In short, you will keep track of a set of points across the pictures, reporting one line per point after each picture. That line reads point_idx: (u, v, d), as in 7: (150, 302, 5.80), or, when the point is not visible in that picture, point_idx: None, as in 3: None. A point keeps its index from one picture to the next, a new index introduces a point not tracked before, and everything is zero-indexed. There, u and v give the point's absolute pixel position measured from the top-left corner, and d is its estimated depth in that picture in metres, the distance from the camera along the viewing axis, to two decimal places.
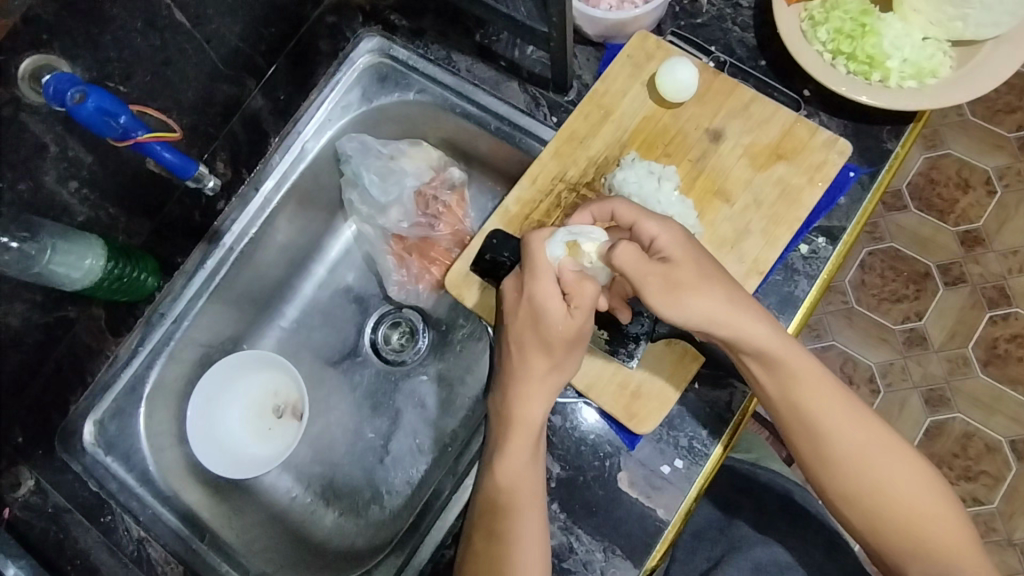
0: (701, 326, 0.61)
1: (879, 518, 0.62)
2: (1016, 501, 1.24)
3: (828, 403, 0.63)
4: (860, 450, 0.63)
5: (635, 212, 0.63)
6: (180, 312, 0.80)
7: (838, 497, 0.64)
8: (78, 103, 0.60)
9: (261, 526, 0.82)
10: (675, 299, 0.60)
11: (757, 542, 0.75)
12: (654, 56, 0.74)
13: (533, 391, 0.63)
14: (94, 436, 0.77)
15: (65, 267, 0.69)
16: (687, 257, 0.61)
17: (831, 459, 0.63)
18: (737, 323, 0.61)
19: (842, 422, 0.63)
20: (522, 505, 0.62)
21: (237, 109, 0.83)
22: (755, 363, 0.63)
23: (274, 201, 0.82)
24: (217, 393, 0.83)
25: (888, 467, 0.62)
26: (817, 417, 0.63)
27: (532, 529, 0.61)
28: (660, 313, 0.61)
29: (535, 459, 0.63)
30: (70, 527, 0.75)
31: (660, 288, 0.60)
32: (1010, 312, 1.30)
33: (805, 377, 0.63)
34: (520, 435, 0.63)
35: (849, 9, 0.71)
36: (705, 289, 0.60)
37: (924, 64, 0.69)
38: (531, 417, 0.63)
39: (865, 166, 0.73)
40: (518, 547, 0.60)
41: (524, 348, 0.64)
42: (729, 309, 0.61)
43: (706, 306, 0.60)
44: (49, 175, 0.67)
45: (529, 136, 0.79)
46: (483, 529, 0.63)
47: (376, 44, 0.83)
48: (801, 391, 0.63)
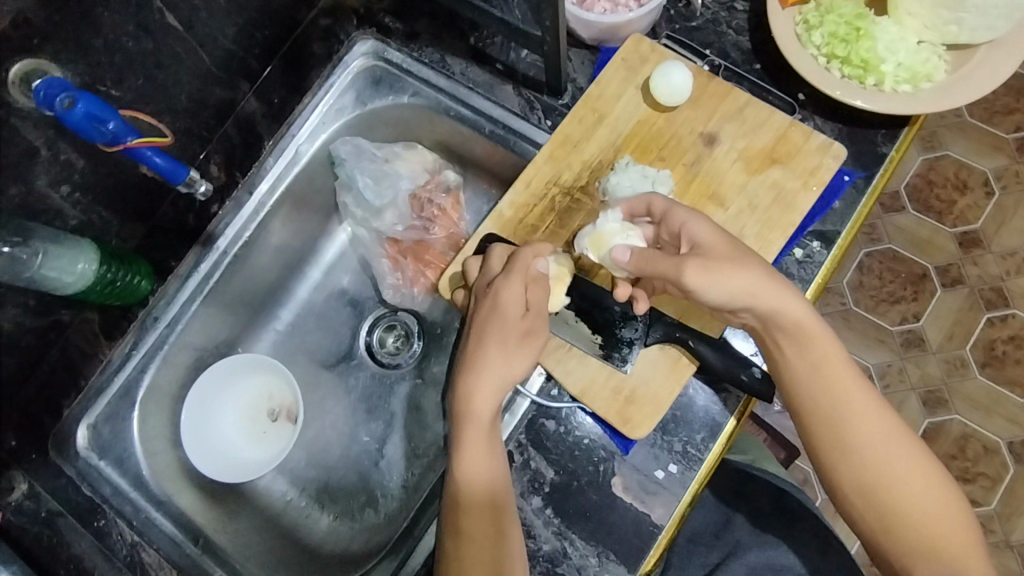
0: (736, 303, 0.61)
1: (894, 512, 0.62)
2: (1014, 503, 1.24)
3: (854, 391, 0.63)
4: (880, 442, 0.62)
5: (670, 203, 0.65)
6: (174, 315, 0.80)
7: (854, 488, 0.63)
8: (68, 109, 0.59)
9: (254, 530, 0.82)
10: (715, 275, 0.60)
11: (753, 545, 0.77)
12: (648, 60, 0.74)
13: (483, 385, 0.63)
14: (87, 440, 0.77)
15: (58, 271, 0.68)
16: (720, 239, 0.62)
17: (853, 448, 0.62)
18: (775, 298, 0.60)
19: (865, 412, 0.63)
20: (486, 503, 0.62)
21: (232, 112, 0.83)
22: (788, 344, 0.63)
23: (268, 204, 0.82)
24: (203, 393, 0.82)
25: (905, 462, 0.62)
26: (842, 404, 0.63)
27: (496, 526, 0.61)
28: (698, 293, 0.61)
29: (493, 453, 0.63)
30: (64, 532, 0.75)
31: (698, 267, 0.60)
32: (1008, 313, 1.29)
33: (833, 362, 0.63)
34: (475, 431, 0.63)
35: (843, 13, 0.70)
36: (744, 264, 0.61)
37: (918, 68, 0.69)
38: (483, 411, 0.63)
39: (860, 169, 0.73)
40: (485, 544, 0.60)
41: (482, 340, 0.64)
42: (767, 284, 0.60)
43: (742, 281, 0.60)
44: (41, 180, 0.67)
45: (524, 139, 0.79)
46: (450, 528, 0.63)
47: (370, 47, 0.83)
48: (828, 375, 0.63)
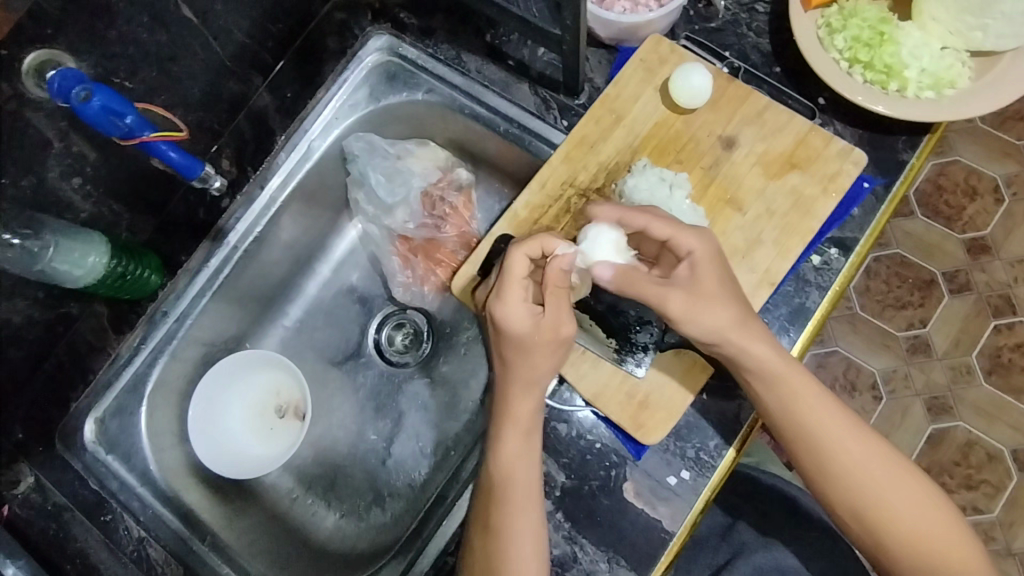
0: (713, 341, 0.61)
1: (889, 532, 0.61)
2: (1017, 510, 1.23)
3: (830, 419, 0.63)
4: (864, 466, 0.62)
5: (675, 227, 0.60)
6: (184, 310, 0.79)
7: (845, 512, 0.63)
8: (83, 102, 0.59)
9: (261, 528, 0.81)
10: (695, 316, 0.60)
11: (758, 547, 0.74)
12: (667, 61, 0.73)
13: (517, 387, 0.62)
14: (95, 434, 0.76)
15: (69, 265, 0.68)
16: (714, 274, 0.60)
17: (838, 475, 0.62)
18: (744, 339, 0.60)
19: (844, 439, 0.62)
20: (517, 499, 0.61)
21: (244, 106, 0.82)
22: (760, 382, 0.62)
23: (280, 200, 0.81)
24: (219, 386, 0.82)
25: (892, 481, 0.62)
26: (820, 433, 0.62)
27: (527, 525, 0.61)
28: (679, 327, 0.61)
29: (529, 451, 0.63)
30: (70, 526, 0.75)
31: (681, 299, 0.60)
32: (1015, 320, 1.29)
33: (806, 395, 0.62)
34: (513, 428, 0.63)
35: (867, 17, 0.69)
36: (728, 302, 0.60)
37: (942, 75, 0.68)
38: (521, 413, 0.63)
39: (880, 176, 0.72)
40: (515, 540, 0.60)
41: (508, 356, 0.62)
42: (739, 325, 0.60)
43: (722, 319, 0.60)
44: (52, 172, 0.67)
45: (539, 139, 0.78)
46: (481, 522, 0.63)
47: (386, 42, 0.82)
48: (802, 409, 0.62)
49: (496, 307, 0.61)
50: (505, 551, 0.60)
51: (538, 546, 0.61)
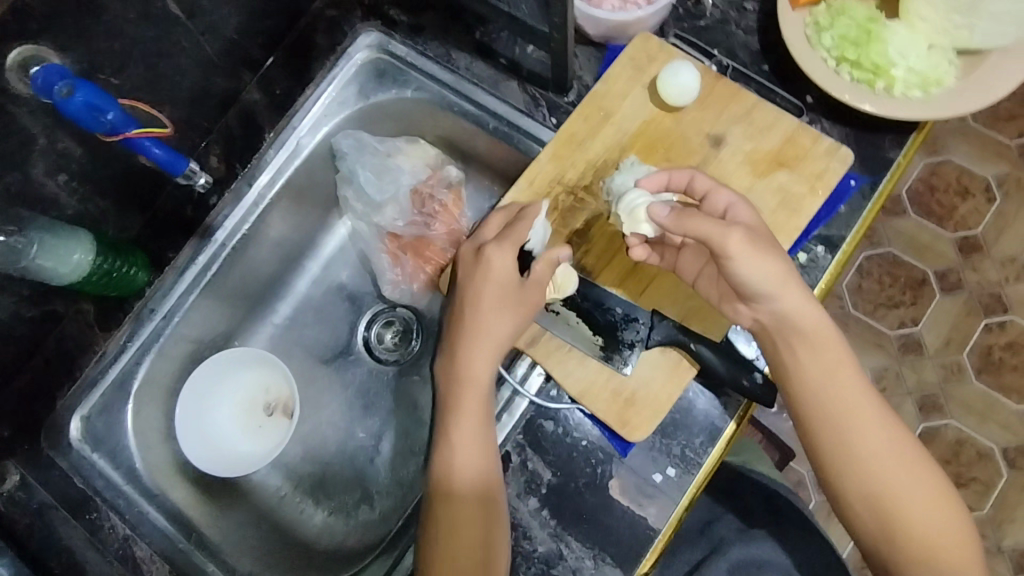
0: (763, 289, 0.59)
1: (895, 515, 0.61)
2: (1007, 509, 1.24)
3: (863, 399, 0.63)
4: (883, 447, 0.62)
5: (714, 184, 0.64)
6: (171, 307, 0.79)
7: (856, 492, 0.62)
8: (65, 97, 0.58)
9: (247, 525, 0.81)
10: (752, 254, 0.58)
11: (738, 542, 0.74)
12: (656, 59, 0.73)
13: (479, 346, 0.66)
14: (81, 431, 0.75)
15: (54, 261, 0.67)
16: (758, 224, 0.62)
17: (861, 456, 0.62)
18: (796, 294, 0.60)
19: (873, 421, 0.62)
20: (465, 458, 0.64)
21: (234, 101, 0.82)
22: (801, 347, 0.62)
23: (268, 197, 0.81)
24: (214, 378, 0.82)
25: (909, 470, 0.62)
26: (847, 409, 0.62)
27: (486, 481, 0.64)
28: (732, 264, 0.59)
29: (483, 414, 0.66)
30: (55, 524, 0.74)
31: (743, 238, 0.58)
32: (1006, 320, 1.29)
33: (842, 370, 0.63)
34: (470, 388, 0.66)
35: (855, 16, 0.70)
36: (778, 255, 0.60)
37: (929, 74, 0.68)
38: (480, 374, 0.66)
39: (866, 175, 0.72)
40: (464, 494, 0.63)
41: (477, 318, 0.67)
42: (789, 275, 0.60)
43: (774, 268, 0.59)
44: (37, 168, 0.66)
45: (528, 137, 0.78)
46: (442, 480, 0.65)
47: (375, 39, 0.81)
48: (837, 382, 0.62)
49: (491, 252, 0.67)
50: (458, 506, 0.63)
51: (486, 505, 0.63)
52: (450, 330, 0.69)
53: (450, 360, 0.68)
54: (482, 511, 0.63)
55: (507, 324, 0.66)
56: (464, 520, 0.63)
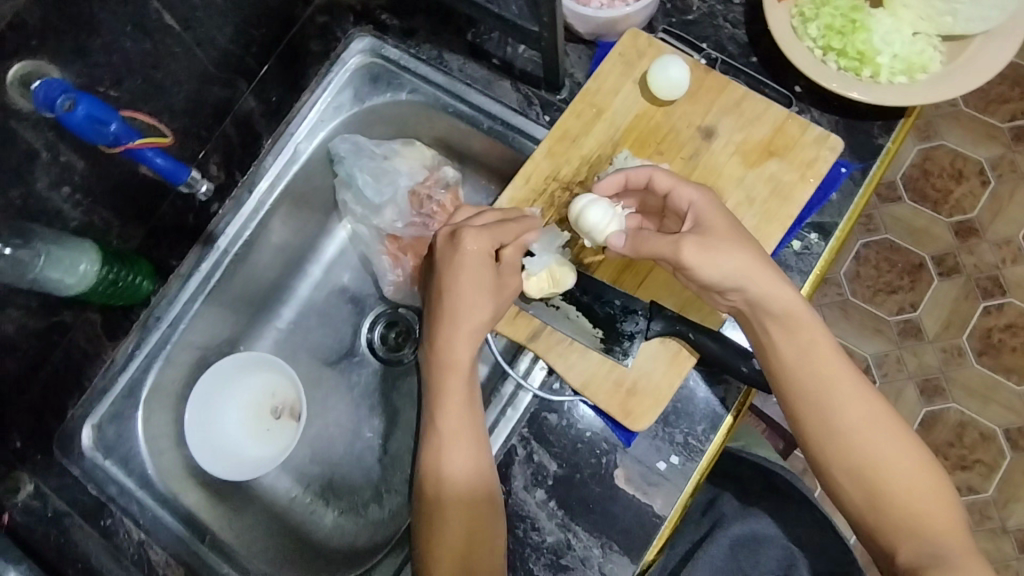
0: (730, 283, 0.63)
1: (882, 490, 0.62)
2: (1011, 489, 1.25)
3: (841, 375, 0.63)
4: (865, 423, 0.63)
5: (674, 179, 0.66)
6: (176, 314, 0.80)
7: (841, 469, 0.63)
8: (68, 111, 0.59)
9: (259, 526, 0.82)
10: (709, 256, 0.62)
11: (736, 518, 0.75)
12: (645, 54, 0.74)
13: (461, 335, 0.66)
14: (92, 440, 0.77)
15: (60, 273, 0.68)
16: (721, 216, 0.64)
17: (842, 430, 0.63)
18: (762, 283, 0.62)
19: (851, 395, 0.63)
20: (456, 446, 0.65)
21: (230, 109, 0.83)
22: (777, 330, 0.64)
23: (267, 204, 0.83)
24: (215, 385, 0.83)
25: (891, 443, 0.62)
26: (829, 387, 0.63)
27: (476, 465, 0.65)
28: (694, 271, 0.63)
29: (467, 401, 0.67)
30: (71, 531, 0.75)
31: (695, 246, 0.62)
32: (1004, 302, 1.30)
33: (821, 349, 0.64)
34: (455, 374, 0.67)
35: (839, 5, 0.71)
36: (739, 246, 0.62)
37: (914, 59, 0.69)
38: (461, 358, 0.67)
39: (857, 161, 0.73)
40: (459, 484, 0.64)
41: (455, 304, 0.66)
42: (754, 267, 0.62)
43: (737, 263, 0.62)
44: (41, 182, 0.67)
45: (522, 135, 0.79)
46: (431, 471, 0.66)
47: (368, 44, 0.83)
48: (815, 359, 0.63)
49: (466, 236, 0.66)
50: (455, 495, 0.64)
51: (482, 491, 0.64)
52: (429, 321, 0.69)
53: (431, 349, 0.68)
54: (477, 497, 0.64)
55: (486, 306, 0.67)
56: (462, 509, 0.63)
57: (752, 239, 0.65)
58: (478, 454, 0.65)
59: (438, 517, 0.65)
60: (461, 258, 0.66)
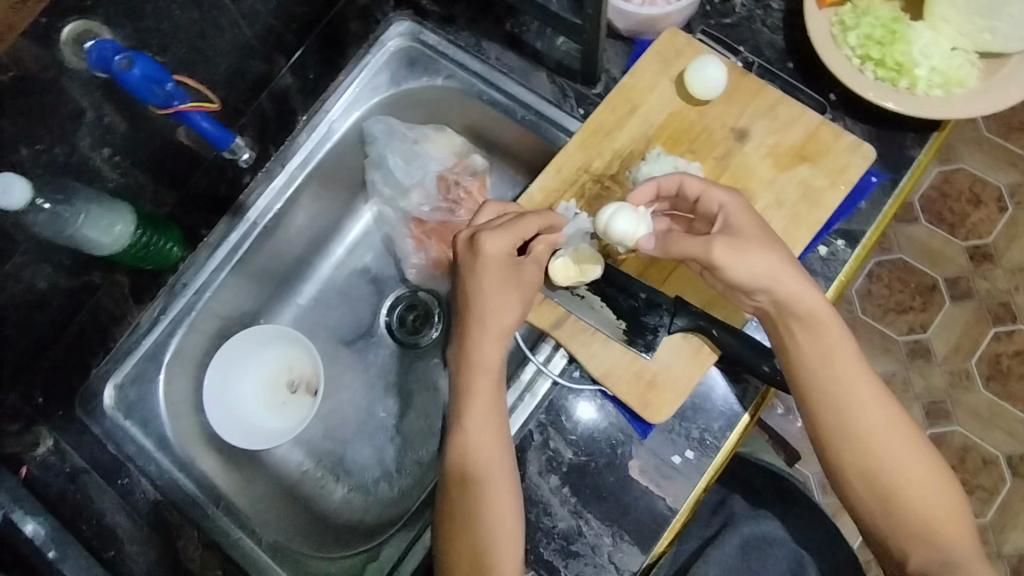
0: (758, 285, 0.62)
1: (894, 494, 0.62)
2: (1011, 516, 1.25)
3: (861, 380, 0.64)
4: (882, 428, 0.63)
5: (704, 183, 0.66)
6: (203, 282, 0.82)
7: (855, 471, 0.63)
8: (125, 70, 0.61)
9: (271, 496, 0.83)
10: (739, 256, 0.61)
11: (748, 518, 0.75)
12: (683, 53, 0.75)
13: (489, 338, 0.66)
14: (114, 400, 0.78)
15: (96, 231, 0.71)
16: (750, 220, 0.64)
17: (859, 435, 0.63)
18: (791, 283, 0.62)
19: (870, 400, 0.64)
20: (488, 450, 0.64)
21: (267, 85, 0.84)
22: (800, 332, 0.64)
23: (298, 179, 0.84)
24: (230, 363, 0.84)
25: (906, 448, 0.63)
26: (848, 390, 0.63)
27: (501, 470, 0.64)
28: (724, 272, 0.62)
29: (495, 404, 0.66)
30: (87, 488, 0.76)
31: (725, 247, 0.61)
32: (1015, 328, 1.30)
33: (842, 353, 0.64)
34: (484, 378, 0.66)
35: (880, 16, 0.71)
36: (768, 247, 0.62)
37: (951, 74, 0.69)
38: (490, 362, 0.66)
39: (888, 172, 0.74)
40: (491, 488, 0.63)
41: (484, 307, 0.66)
42: (784, 269, 0.62)
43: (766, 264, 0.62)
44: (83, 141, 0.68)
45: (555, 126, 0.80)
46: (457, 475, 0.65)
47: (407, 28, 0.84)
48: (836, 364, 0.64)
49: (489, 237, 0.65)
50: (486, 501, 0.62)
51: (511, 496, 0.63)
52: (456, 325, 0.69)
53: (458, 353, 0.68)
54: (505, 501, 0.63)
55: (514, 308, 0.66)
56: (492, 516, 0.62)
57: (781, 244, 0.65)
58: (504, 456, 0.64)
59: (467, 525, 0.63)
60: (487, 262, 0.65)
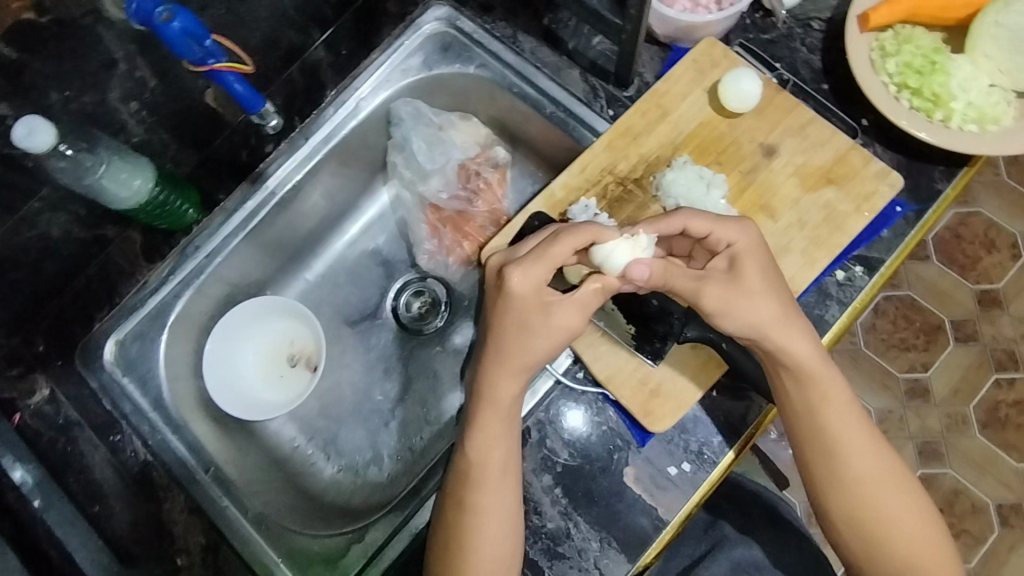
0: (754, 336, 0.62)
1: (881, 541, 0.62)
2: (994, 565, 1.23)
3: (852, 430, 0.63)
4: (873, 475, 0.63)
5: (711, 223, 0.63)
6: (215, 247, 0.81)
7: (843, 517, 0.63)
8: (165, 22, 0.60)
9: (260, 469, 0.82)
10: (733, 307, 0.62)
11: (740, 543, 0.76)
12: (719, 64, 0.75)
13: (507, 369, 0.64)
14: (113, 355, 0.77)
15: (116, 184, 0.70)
16: (756, 266, 0.62)
17: (849, 482, 0.63)
18: (782, 336, 0.62)
19: (861, 450, 0.63)
20: (489, 481, 0.63)
21: (298, 57, 0.83)
22: (790, 378, 0.63)
23: (321, 152, 0.83)
24: (225, 345, 0.83)
25: (897, 495, 0.63)
26: (838, 437, 0.63)
27: (502, 503, 0.63)
28: (717, 320, 0.63)
29: (506, 437, 0.64)
30: (78, 442, 0.75)
31: (720, 296, 0.62)
32: (1016, 377, 1.30)
33: (833, 399, 0.64)
34: (493, 410, 0.65)
35: (921, 45, 0.71)
36: (767, 297, 0.62)
37: (987, 110, 0.69)
38: (503, 396, 0.65)
39: (913, 203, 0.73)
40: (488, 519, 0.62)
41: (504, 344, 0.65)
42: (780, 323, 0.62)
43: (764, 316, 0.62)
44: (113, 92, 0.68)
45: (583, 125, 0.79)
46: (456, 500, 0.64)
47: (445, 13, 0.84)
48: (827, 414, 0.63)
49: (517, 269, 0.63)
50: (481, 531, 0.62)
51: (509, 528, 0.62)
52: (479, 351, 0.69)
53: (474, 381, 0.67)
54: (501, 532, 0.62)
55: (540, 344, 0.64)
56: (485, 543, 0.61)
57: (784, 286, 0.64)
58: (509, 489, 0.63)
59: (461, 550, 0.63)
60: (512, 301, 0.64)
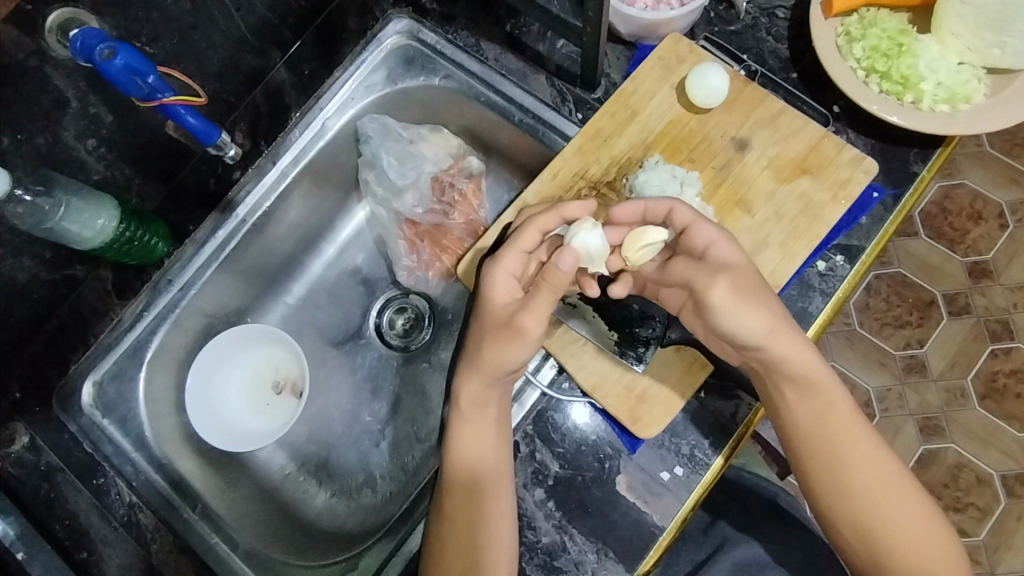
0: (752, 341, 0.61)
1: (889, 550, 0.61)
2: (1004, 536, 1.23)
3: (856, 437, 0.63)
4: (877, 483, 0.62)
5: (694, 215, 0.63)
6: (189, 279, 0.79)
7: (848, 527, 0.62)
8: (106, 59, 0.59)
9: (250, 502, 0.81)
10: (732, 305, 0.60)
11: (742, 541, 0.75)
12: (685, 60, 0.73)
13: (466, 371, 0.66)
14: (92, 397, 0.76)
15: (78, 225, 0.69)
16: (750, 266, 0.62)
17: (852, 491, 0.62)
18: (784, 346, 0.61)
19: (867, 457, 0.63)
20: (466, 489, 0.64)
21: (261, 81, 0.82)
22: (792, 392, 0.63)
23: (290, 175, 0.82)
24: (207, 377, 0.81)
25: (903, 501, 0.62)
26: (841, 448, 0.63)
27: (479, 510, 0.63)
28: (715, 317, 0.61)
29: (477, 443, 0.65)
30: (61, 487, 0.74)
31: (725, 291, 0.60)
32: (1012, 346, 1.29)
33: (835, 410, 0.63)
34: (461, 416, 0.67)
35: (887, 27, 0.70)
36: (761, 304, 0.60)
37: (958, 89, 0.68)
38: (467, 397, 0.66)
39: (890, 187, 0.72)
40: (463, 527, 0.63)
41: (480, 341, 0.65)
42: (776, 325, 0.60)
43: (758, 321, 0.60)
44: (68, 131, 0.67)
45: (553, 131, 0.78)
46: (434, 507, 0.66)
47: (405, 26, 0.82)
48: (827, 424, 0.63)
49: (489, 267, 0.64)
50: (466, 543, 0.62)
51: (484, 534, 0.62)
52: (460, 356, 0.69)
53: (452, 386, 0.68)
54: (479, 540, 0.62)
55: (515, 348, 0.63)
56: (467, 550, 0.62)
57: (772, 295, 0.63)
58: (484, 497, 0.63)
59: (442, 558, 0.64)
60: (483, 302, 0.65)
